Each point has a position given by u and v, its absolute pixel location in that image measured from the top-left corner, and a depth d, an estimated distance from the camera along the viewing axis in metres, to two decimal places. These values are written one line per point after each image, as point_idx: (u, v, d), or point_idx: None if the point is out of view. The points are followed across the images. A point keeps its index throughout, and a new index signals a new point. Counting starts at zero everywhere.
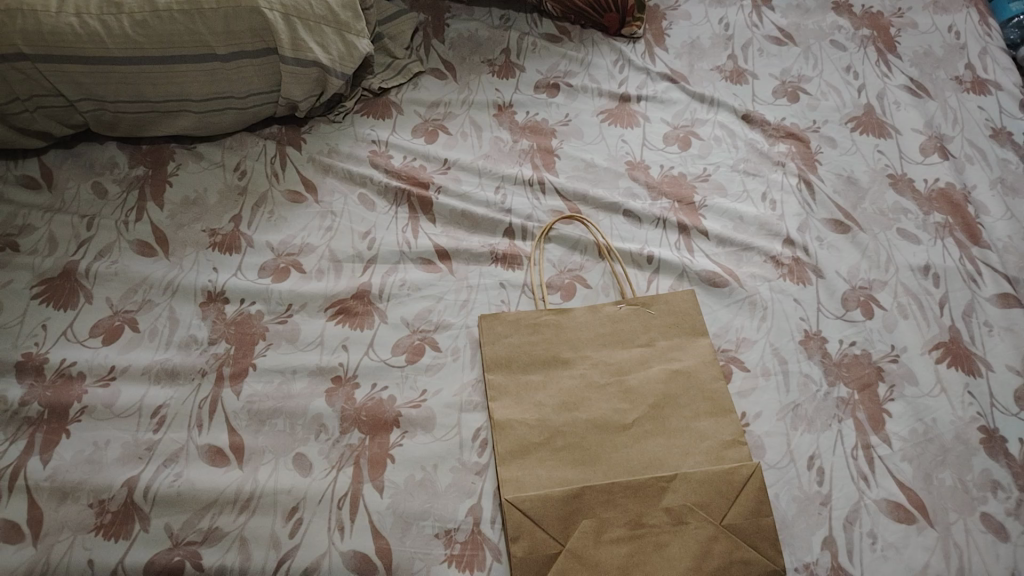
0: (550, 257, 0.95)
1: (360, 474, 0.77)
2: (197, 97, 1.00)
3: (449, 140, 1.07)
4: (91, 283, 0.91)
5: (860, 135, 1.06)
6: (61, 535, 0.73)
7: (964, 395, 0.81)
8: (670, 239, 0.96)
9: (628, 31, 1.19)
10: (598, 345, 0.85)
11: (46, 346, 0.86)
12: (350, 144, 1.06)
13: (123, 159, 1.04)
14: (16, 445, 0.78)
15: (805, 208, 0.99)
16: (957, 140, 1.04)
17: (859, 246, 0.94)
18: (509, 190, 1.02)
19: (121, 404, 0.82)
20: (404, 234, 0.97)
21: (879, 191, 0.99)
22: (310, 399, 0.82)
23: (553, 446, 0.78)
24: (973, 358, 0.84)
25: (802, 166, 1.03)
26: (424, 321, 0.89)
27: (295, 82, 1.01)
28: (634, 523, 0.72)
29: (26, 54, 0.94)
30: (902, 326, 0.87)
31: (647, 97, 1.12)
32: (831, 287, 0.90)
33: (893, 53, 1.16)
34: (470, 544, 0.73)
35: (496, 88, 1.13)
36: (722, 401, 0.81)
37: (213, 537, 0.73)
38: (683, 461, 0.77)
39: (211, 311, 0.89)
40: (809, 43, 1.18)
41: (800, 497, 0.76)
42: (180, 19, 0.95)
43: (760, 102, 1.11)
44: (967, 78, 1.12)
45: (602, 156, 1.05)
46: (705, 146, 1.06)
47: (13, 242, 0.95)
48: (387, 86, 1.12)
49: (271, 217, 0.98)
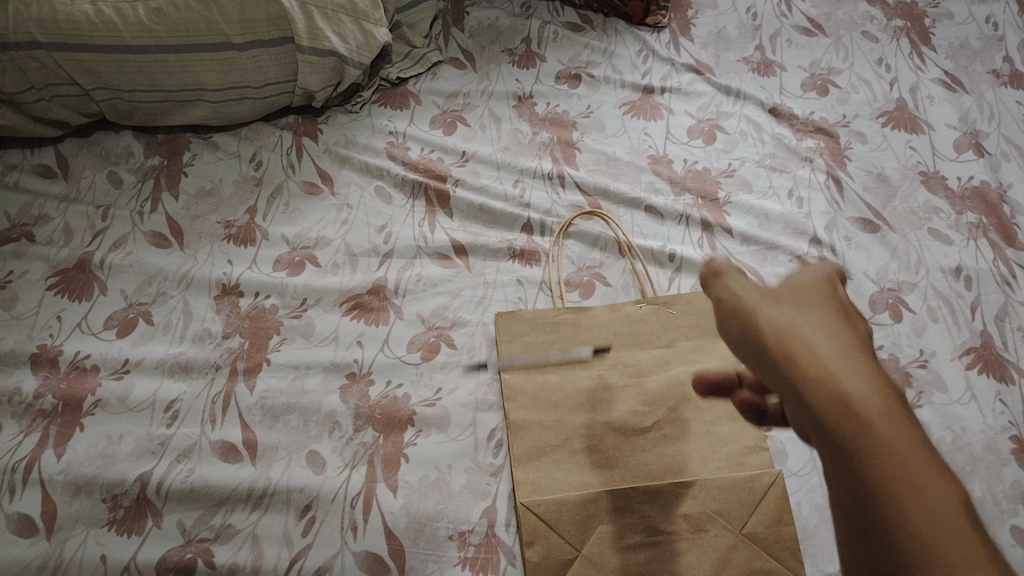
0: (569, 254, 0.93)
1: (374, 473, 0.76)
2: (213, 86, 0.99)
3: (467, 132, 1.05)
4: (106, 274, 0.91)
5: (892, 130, 1.02)
6: (74, 529, 0.73)
7: (996, 403, 0.78)
8: (692, 237, 0.94)
9: (652, 20, 1.16)
10: (617, 345, 0.83)
11: (60, 338, 0.85)
12: (366, 135, 1.05)
13: (139, 149, 1.03)
14: (30, 438, 0.78)
15: (834, 206, 0.96)
16: (993, 137, 1.00)
17: (888, 246, 0.91)
18: (528, 183, 0.99)
19: (134, 397, 0.81)
20: (420, 228, 0.95)
21: (910, 189, 0.96)
22: (324, 395, 0.81)
23: (570, 448, 0.76)
24: (1006, 365, 0.81)
25: (831, 162, 1.00)
26: (440, 317, 0.87)
27: (312, 72, 1.00)
28: (651, 530, 0.71)
29: (42, 43, 0.93)
30: (933, 330, 0.84)
31: (670, 89, 1.09)
32: (859, 288, 0.88)
33: (928, 45, 1.12)
34: (484, 547, 0.72)
35: (516, 78, 1.11)
36: (745, 406, 0.78)
37: (225, 535, 0.73)
38: (704, 466, 0.75)
39: (225, 304, 0.88)
40: (840, 34, 1.14)
41: (822, 507, 0.74)
42: (196, 6, 0.94)
43: (788, 95, 1.08)
44: (1005, 71, 1.08)
45: (623, 150, 1.03)
46: (730, 140, 1.03)
47: (29, 232, 0.94)
48: (405, 76, 1.10)
49: (287, 209, 0.97)
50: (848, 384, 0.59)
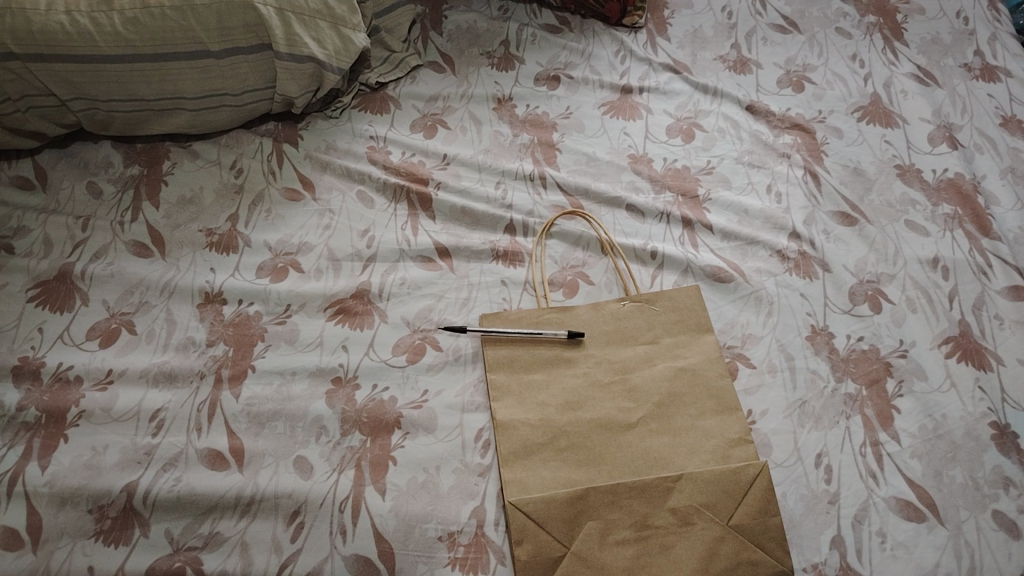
0: (552, 254, 0.93)
1: (362, 476, 0.76)
2: (191, 95, 0.99)
3: (448, 135, 1.06)
4: (87, 284, 0.90)
5: (867, 124, 1.04)
6: (60, 542, 0.72)
7: (975, 390, 0.80)
8: (673, 234, 0.95)
9: (629, 21, 1.17)
10: (601, 343, 0.84)
11: (42, 350, 0.85)
12: (347, 140, 1.05)
13: (118, 158, 1.03)
14: (14, 451, 0.78)
15: (812, 200, 0.97)
16: (966, 129, 1.02)
17: (866, 239, 0.92)
18: (510, 185, 1.00)
19: (119, 407, 0.81)
20: (403, 231, 0.95)
21: (886, 183, 0.97)
22: (310, 401, 0.81)
23: (557, 446, 0.77)
24: (984, 353, 0.83)
25: (808, 157, 1.01)
26: (425, 320, 0.87)
27: (291, 78, 1.00)
28: (639, 525, 0.71)
29: (17, 54, 0.92)
30: (911, 320, 0.85)
31: (649, 89, 1.10)
32: (838, 281, 0.89)
33: (900, 41, 1.14)
34: (474, 547, 0.72)
35: (496, 80, 1.11)
36: (728, 399, 0.79)
37: (214, 542, 0.73)
38: (689, 460, 0.76)
39: (208, 312, 0.88)
40: (814, 31, 1.16)
41: (808, 496, 0.75)
42: (172, 15, 0.94)
43: (764, 93, 1.09)
44: (976, 65, 1.10)
45: (604, 149, 1.03)
46: (709, 138, 1.04)
47: (8, 244, 0.93)
48: (384, 81, 1.11)
49: (269, 216, 0.97)
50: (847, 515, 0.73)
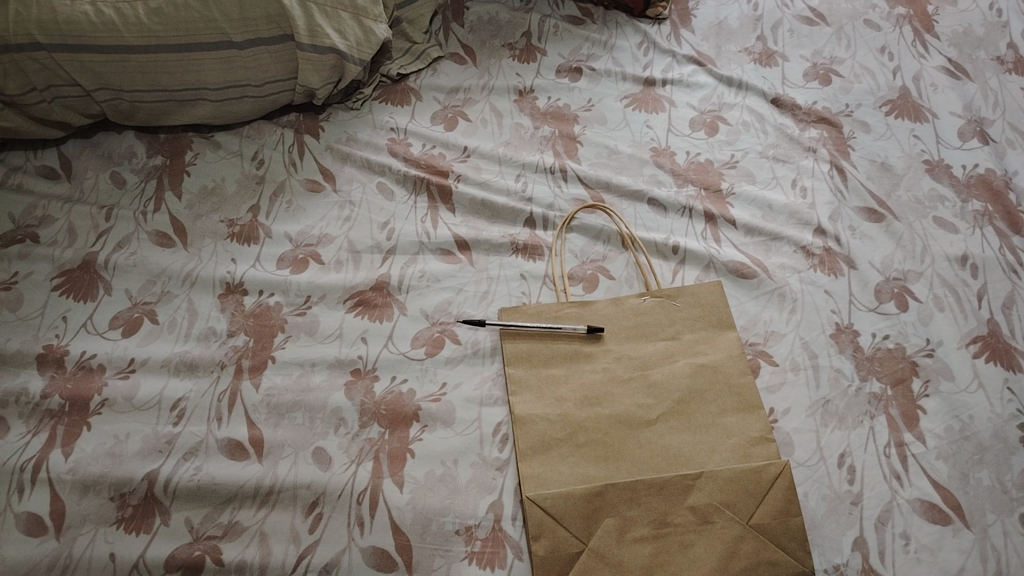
0: (572, 248, 0.92)
1: (379, 469, 0.76)
2: (214, 85, 0.99)
3: (469, 127, 1.05)
4: (110, 274, 0.91)
5: (895, 119, 1.02)
6: (83, 528, 0.73)
7: (1004, 391, 0.78)
8: (696, 229, 0.93)
9: (653, 12, 1.16)
10: (621, 339, 0.83)
11: (66, 338, 0.86)
12: (368, 132, 1.05)
13: (141, 148, 1.03)
14: (38, 438, 0.79)
15: (838, 196, 0.95)
16: (998, 123, 1.00)
17: (893, 235, 0.90)
18: (531, 178, 0.99)
19: (140, 396, 0.81)
20: (423, 224, 0.95)
21: (914, 178, 0.95)
22: (330, 393, 0.81)
23: (575, 442, 0.76)
24: (1013, 353, 0.81)
25: (834, 152, 0.99)
26: (443, 313, 0.87)
27: (313, 69, 0.99)
28: (658, 522, 0.70)
29: (42, 44, 0.93)
30: (939, 320, 0.83)
31: (672, 81, 1.08)
32: (864, 278, 0.87)
33: (931, 33, 1.11)
34: (491, 541, 0.72)
35: (517, 72, 1.10)
36: (750, 397, 0.78)
37: (233, 532, 0.73)
38: (709, 458, 0.75)
39: (230, 302, 0.88)
40: (842, 23, 1.13)
41: (830, 497, 0.73)
42: (195, 6, 0.94)
43: (790, 85, 1.07)
44: (1009, 58, 1.07)
45: (625, 142, 1.02)
46: (733, 131, 1.03)
47: (33, 234, 0.95)
48: (405, 72, 1.10)
49: (289, 207, 0.97)
50: (870, 516, 0.72)
